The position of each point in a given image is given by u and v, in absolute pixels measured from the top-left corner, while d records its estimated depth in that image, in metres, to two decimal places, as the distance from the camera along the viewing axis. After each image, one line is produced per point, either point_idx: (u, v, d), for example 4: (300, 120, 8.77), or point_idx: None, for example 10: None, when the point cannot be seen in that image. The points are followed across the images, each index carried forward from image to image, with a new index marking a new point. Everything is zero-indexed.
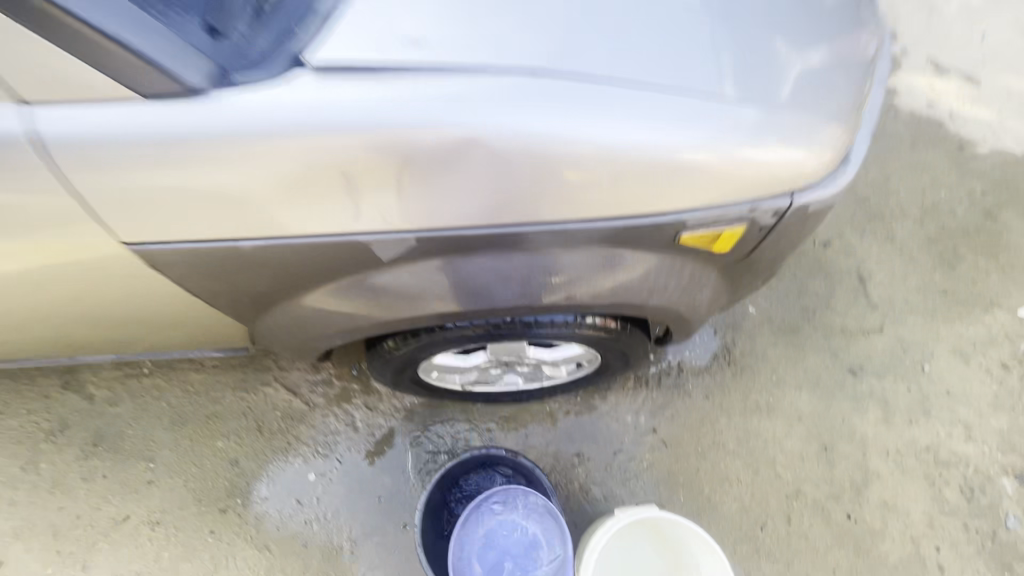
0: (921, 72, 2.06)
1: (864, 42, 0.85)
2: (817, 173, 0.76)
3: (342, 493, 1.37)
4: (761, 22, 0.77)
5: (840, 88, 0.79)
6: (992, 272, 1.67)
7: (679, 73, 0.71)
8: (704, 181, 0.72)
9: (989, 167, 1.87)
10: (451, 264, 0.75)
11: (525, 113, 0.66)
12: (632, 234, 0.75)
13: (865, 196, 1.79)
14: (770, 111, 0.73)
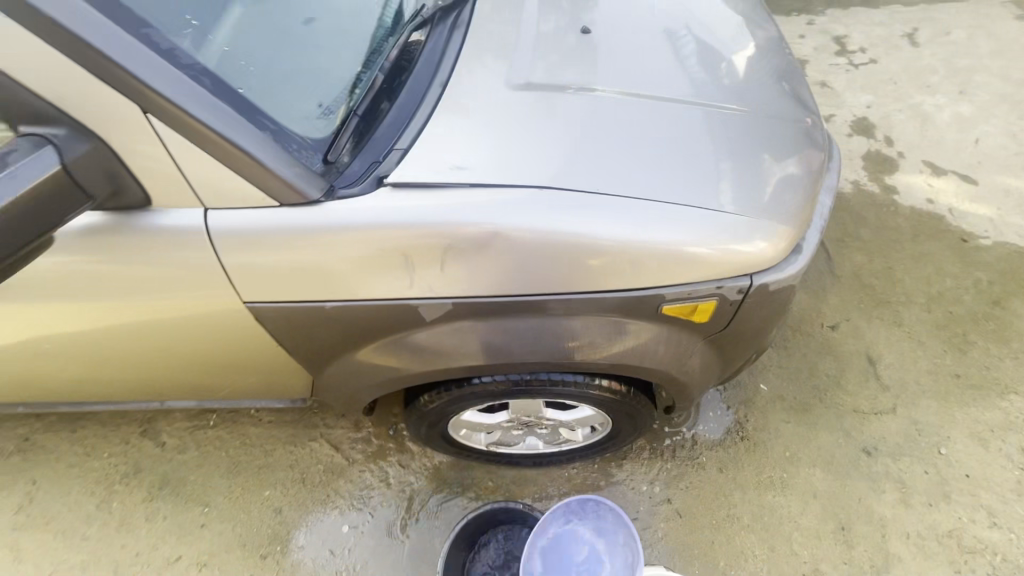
0: (919, 173, 2.24)
1: (815, 159, 1.04)
2: (775, 258, 0.92)
3: (372, 545, 1.47)
4: (735, 144, 0.98)
5: (794, 193, 0.98)
6: (1005, 359, 1.71)
7: (666, 185, 0.90)
8: (684, 264, 0.89)
9: (994, 258, 1.97)
10: (479, 324, 0.93)
11: (547, 216, 0.85)
12: (623, 305, 0.92)
13: (870, 284, 1.91)
14: (741, 212, 0.92)
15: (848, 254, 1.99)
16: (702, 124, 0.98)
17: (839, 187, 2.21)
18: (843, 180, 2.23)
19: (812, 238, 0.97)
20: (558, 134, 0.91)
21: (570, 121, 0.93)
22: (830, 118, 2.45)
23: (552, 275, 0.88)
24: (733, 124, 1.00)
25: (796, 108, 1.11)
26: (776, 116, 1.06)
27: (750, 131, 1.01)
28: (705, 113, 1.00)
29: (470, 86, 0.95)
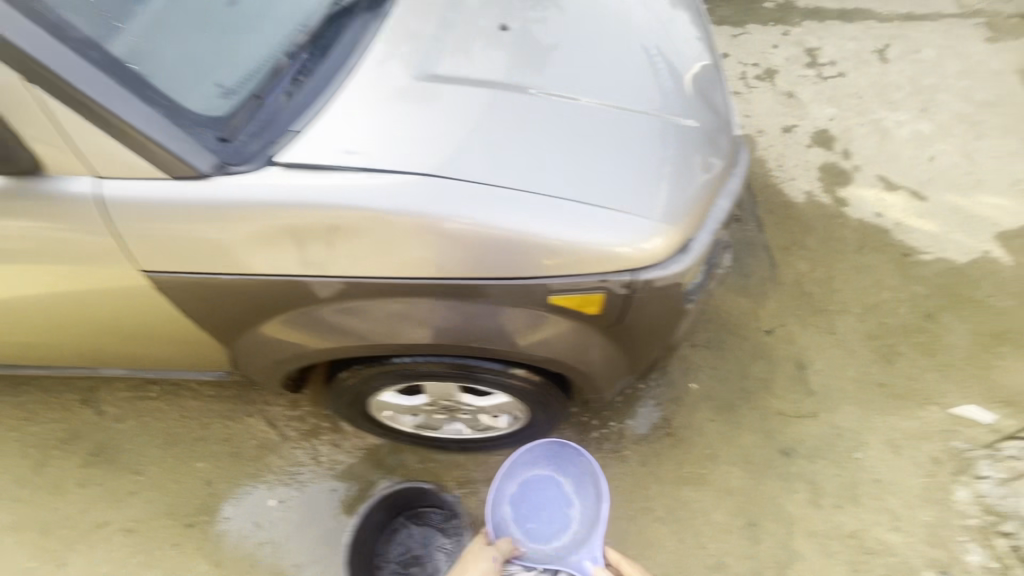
0: (872, 187, 2.28)
1: (721, 165, 1.05)
2: (660, 257, 0.93)
3: (296, 520, 1.51)
4: (661, 153, 0.99)
5: (689, 195, 0.98)
6: (929, 370, 1.76)
7: (558, 179, 0.91)
8: (565, 257, 0.90)
9: (933, 273, 2.02)
10: (368, 304, 0.95)
11: (430, 203, 0.86)
12: (508, 293, 0.93)
13: (810, 292, 1.96)
14: (635, 212, 0.93)
15: (792, 262, 2.04)
16: (636, 132, 0.99)
17: (792, 196, 2.25)
18: (797, 190, 2.28)
19: (703, 240, 0.98)
20: (467, 124, 0.91)
21: (472, 109, 0.93)
22: (792, 129, 2.49)
23: (437, 261, 0.89)
24: (641, 126, 1.00)
25: (713, 115, 1.11)
26: (689, 120, 1.06)
27: (683, 142, 1.02)
28: (613, 111, 1.00)
29: (380, 70, 0.95)
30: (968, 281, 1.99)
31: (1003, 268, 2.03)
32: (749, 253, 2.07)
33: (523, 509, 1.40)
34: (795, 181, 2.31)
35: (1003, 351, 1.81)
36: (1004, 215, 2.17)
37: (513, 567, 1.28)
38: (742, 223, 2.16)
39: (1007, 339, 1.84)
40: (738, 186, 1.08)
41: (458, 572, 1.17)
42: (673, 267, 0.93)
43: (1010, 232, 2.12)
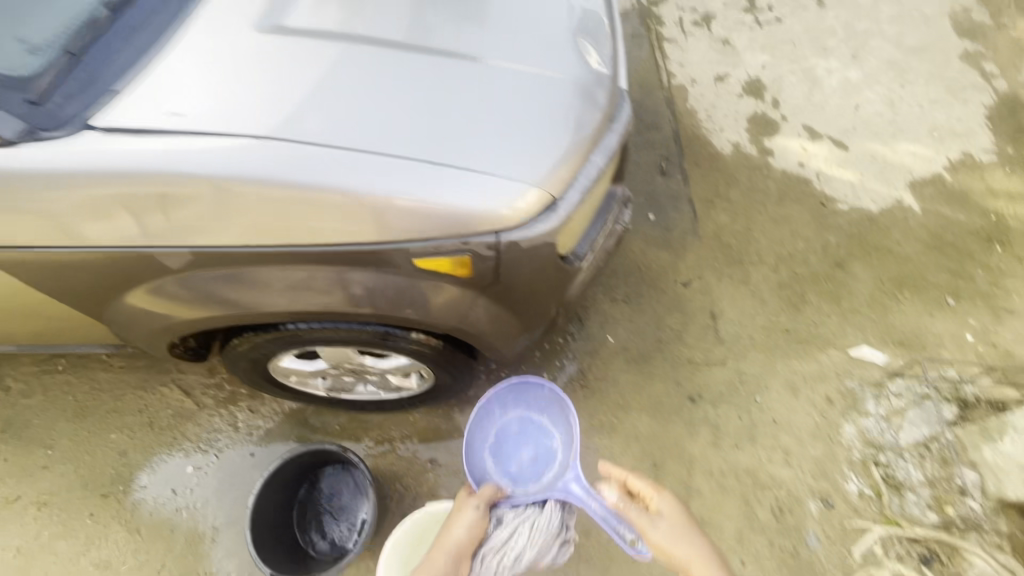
0: (797, 136, 2.30)
1: (595, 120, 1.02)
2: (522, 217, 0.92)
3: (214, 485, 1.53)
4: (526, 109, 0.96)
5: (556, 152, 0.96)
6: (832, 316, 1.85)
7: (410, 140, 0.88)
8: (419, 221, 0.88)
9: (846, 222, 2.08)
10: (226, 273, 0.94)
11: (268, 167, 0.82)
12: (369, 258, 0.92)
13: (728, 243, 2.00)
14: (493, 171, 0.90)
15: (714, 215, 2.07)
16: (500, 86, 0.96)
17: (719, 148, 2.25)
18: (725, 140, 2.27)
19: (570, 199, 0.97)
20: (312, 80, 0.87)
21: (319, 66, 0.88)
22: (725, 77, 2.44)
23: (286, 228, 0.87)
24: (507, 81, 0.97)
25: (594, 68, 1.08)
26: (563, 75, 1.03)
27: (554, 96, 1.00)
28: (477, 66, 0.97)
29: (221, 24, 0.89)
30: (878, 229, 2.06)
31: (912, 215, 2.10)
32: (673, 207, 2.08)
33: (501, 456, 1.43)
34: (723, 131, 2.30)
35: (902, 296, 1.91)
36: (919, 163, 2.23)
37: (500, 509, 1.24)
38: (668, 176, 2.16)
39: (907, 284, 1.93)
40: (615, 143, 1.06)
41: (444, 533, 1.16)
42: (535, 229, 0.93)
43: (922, 180, 2.19)
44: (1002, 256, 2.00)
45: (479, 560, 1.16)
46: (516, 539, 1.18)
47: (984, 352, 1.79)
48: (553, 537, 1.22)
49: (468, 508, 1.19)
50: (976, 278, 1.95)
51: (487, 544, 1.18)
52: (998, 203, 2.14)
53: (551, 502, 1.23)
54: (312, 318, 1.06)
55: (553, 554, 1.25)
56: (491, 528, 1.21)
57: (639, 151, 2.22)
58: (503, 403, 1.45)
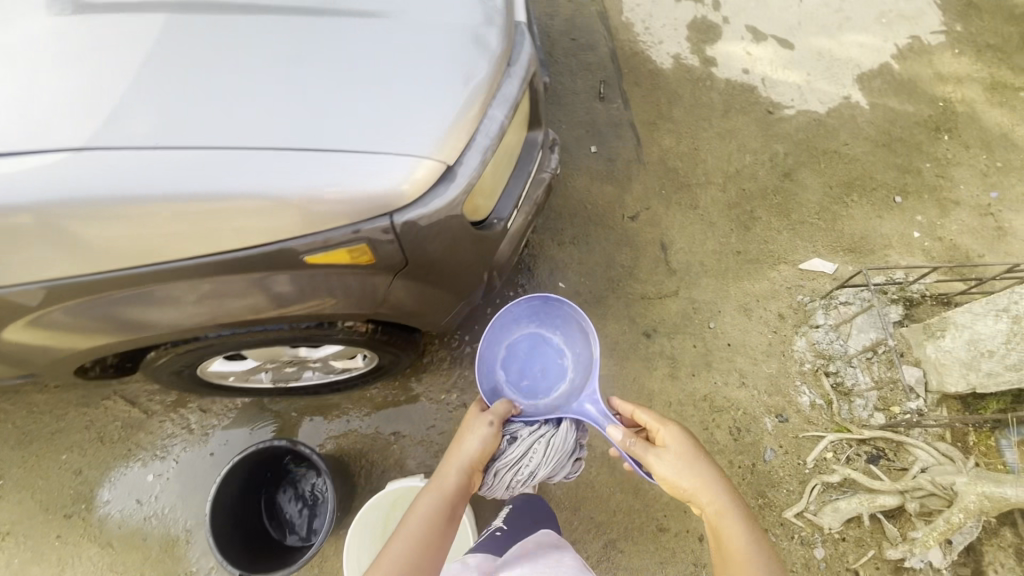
0: (740, 40, 2.15)
1: (489, 67, 0.90)
2: (414, 194, 0.83)
3: (179, 489, 1.51)
4: (399, 67, 0.84)
5: (445, 112, 0.85)
6: (782, 231, 1.82)
7: (271, 126, 0.77)
8: (297, 217, 0.79)
9: (794, 129, 2.00)
10: (101, 298, 0.85)
11: (108, 182, 0.72)
12: (254, 263, 0.84)
13: (674, 168, 1.92)
14: (370, 146, 0.80)
15: (658, 139, 1.96)
16: (365, 44, 0.84)
17: (659, 63, 2.10)
18: (664, 54, 2.12)
19: (469, 163, 0.87)
20: (137, 74, 0.76)
21: (153, 57, 0.77)
22: None
23: (152, 245, 0.78)
24: (372, 36, 0.84)
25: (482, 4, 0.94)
26: (444, 19, 0.89)
27: (433, 46, 0.87)
28: (341, 25, 0.84)
29: (19, 22, 0.77)
30: (825, 132, 1.99)
31: (859, 113, 2.03)
32: (615, 136, 1.97)
33: (511, 371, 1.40)
34: (662, 44, 2.13)
35: (850, 200, 1.88)
36: (866, 54, 2.12)
37: (514, 426, 1.22)
38: (608, 102, 2.03)
39: (856, 187, 1.90)
40: (516, 90, 0.95)
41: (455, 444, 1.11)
42: (432, 204, 0.84)
43: (870, 72, 2.09)
44: (948, 144, 1.96)
45: (492, 474, 1.18)
46: (530, 456, 1.18)
47: (930, 248, 1.80)
48: (566, 455, 1.22)
49: (483, 424, 1.13)
50: (923, 171, 1.92)
51: (501, 460, 1.18)
52: (946, 88, 2.06)
53: (567, 421, 1.22)
54: (221, 328, 0.99)
55: (566, 472, 1.25)
56: (505, 444, 1.20)
57: (574, 78, 2.06)
58: (519, 318, 1.41)
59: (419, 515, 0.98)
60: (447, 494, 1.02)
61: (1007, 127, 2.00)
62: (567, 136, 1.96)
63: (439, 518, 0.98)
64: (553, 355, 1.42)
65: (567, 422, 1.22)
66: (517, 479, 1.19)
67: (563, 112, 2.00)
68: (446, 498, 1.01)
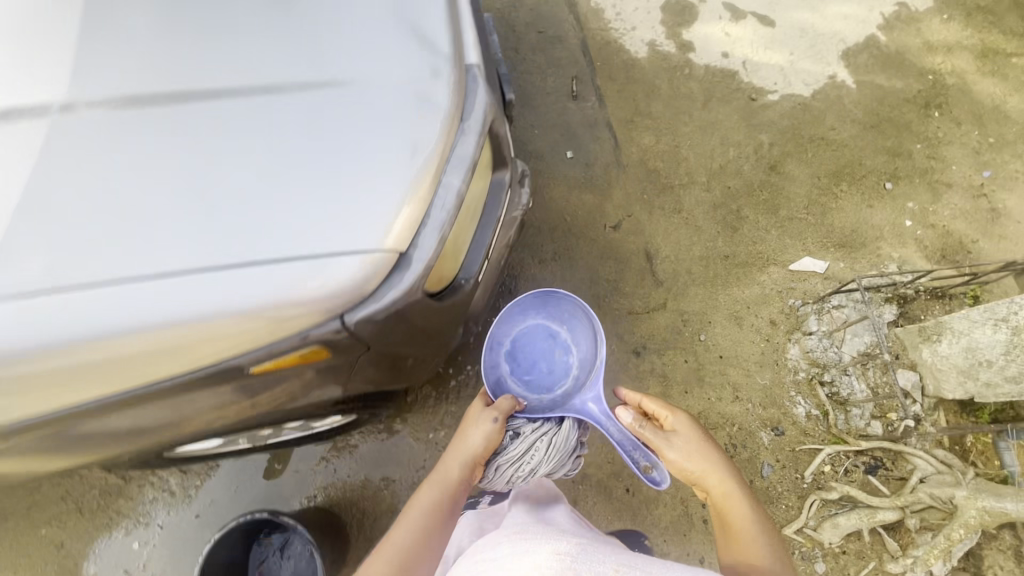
0: (719, 19, 1.99)
1: (438, 131, 0.79)
2: (366, 291, 0.74)
3: (167, 555, 1.47)
4: (334, 155, 0.74)
5: (393, 194, 0.75)
6: (771, 230, 1.75)
7: (199, 242, 0.69)
8: (236, 339, 0.70)
9: (779, 116, 1.89)
10: (29, 432, 0.76)
11: (10, 334, 0.63)
12: (195, 383, 0.75)
13: (655, 169, 1.82)
14: (310, 251, 0.71)
15: (637, 138, 1.85)
16: (292, 136, 0.74)
17: (634, 53, 1.97)
18: (638, 42, 1.98)
19: (426, 243, 0.78)
20: (41, 208, 0.68)
21: (62, 179, 0.69)
22: None
23: (71, 389, 0.68)
24: (300, 123, 0.75)
25: (424, 52, 0.82)
26: (383, 81, 0.78)
27: (371, 123, 0.77)
28: (267, 110, 0.74)
29: None
30: (812, 117, 1.89)
31: (846, 93, 1.91)
32: (591, 138, 1.85)
33: (516, 364, 1.37)
34: (635, 30, 1.98)
35: (839, 190, 1.80)
36: (851, 26, 1.99)
37: (516, 421, 1.18)
38: (582, 101, 1.90)
39: (844, 176, 1.81)
40: (473, 148, 0.84)
41: (458, 438, 1.13)
42: (387, 298, 0.76)
43: (856, 47, 1.96)
44: (939, 122, 1.86)
45: (493, 468, 1.14)
46: (532, 454, 1.14)
47: (922, 237, 1.73)
48: (568, 453, 1.18)
49: (486, 420, 1.13)
50: (914, 153, 1.83)
51: (502, 455, 1.14)
52: (936, 59, 1.95)
53: (569, 419, 1.18)
54: (177, 429, 0.91)
55: (566, 470, 1.21)
56: (506, 440, 1.16)
57: (544, 77, 1.93)
58: (527, 309, 1.37)
59: (418, 510, 1.00)
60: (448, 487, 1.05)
61: (1000, 99, 1.90)
62: (541, 141, 1.85)
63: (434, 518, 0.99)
64: (560, 350, 1.38)
65: (569, 420, 1.17)
66: (518, 475, 1.15)
67: (534, 115, 1.88)
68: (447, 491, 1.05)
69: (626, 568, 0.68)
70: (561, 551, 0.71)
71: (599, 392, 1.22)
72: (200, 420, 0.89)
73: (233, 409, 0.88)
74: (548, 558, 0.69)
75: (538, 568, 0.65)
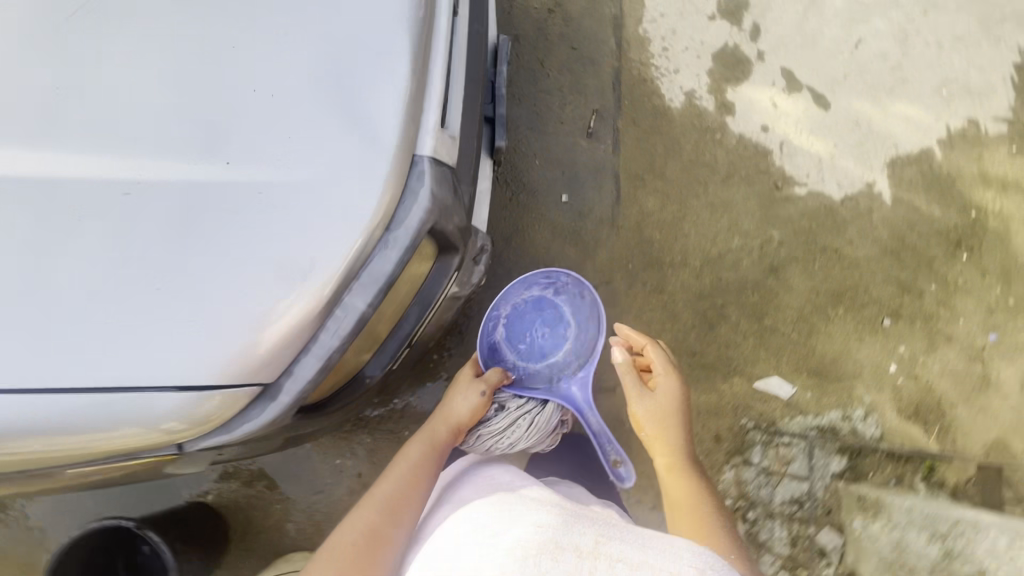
0: (771, 86, 1.78)
1: (346, 252, 0.69)
2: (221, 420, 0.72)
3: (44, 513, 1.42)
4: (213, 274, 0.67)
5: (276, 322, 0.68)
6: (749, 337, 1.64)
7: (56, 353, 0.66)
8: (73, 451, 0.71)
9: (799, 213, 1.72)
10: None
11: None
12: (40, 469, 0.76)
13: (649, 238, 1.68)
14: (162, 379, 0.68)
15: (641, 199, 1.70)
16: (172, 245, 0.67)
17: (667, 100, 1.76)
18: (676, 88, 1.77)
19: (300, 375, 0.72)
20: None
21: None
22: None
23: None
24: (186, 232, 0.67)
25: (352, 154, 0.70)
26: (292, 189, 0.68)
27: (264, 241, 0.68)
28: (153, 209, 0.67)
29: None
30: (833, 224, 1.72)
31: (879, 207, 1.73)
32: (593, 186, 1.70)
33: (513, 330, 1.39)
34: (677, 75, 1.78)
35: (834, 313, 1.67)
36: (910, 132, 1.78)
37: (502, 394, 1.26)
38: (596, 140, 1.72)
39: (844, 298, 1.68)
40: (392, 266, 0.72)
41: (443, 402, 1.21)
42: (244, 428, 0.74)
43: (906, 157, 1.76)
44: (964, 267, 1.70)
45: (474, 435, 1.22)
46: (512, 429, 1.22)
47: (901, 387, 1.62)
48: (547, 432, 1.27)
49: (471, 390, 1.21)
50: (925, 294, 1.68)
51: (485, 426, 1.22)
52: (985, 194, 1.75)
53: (554, 403, 1.26)
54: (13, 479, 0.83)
55: (544, 445, 1.30)
56: (491, 412, 1.23)
57: (563, 102, 1.74)
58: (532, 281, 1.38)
59: (408, 461, 1.10)
60: (435, 446, 1.14)
61: None
62: (539, 176, 1.69)
63: (414, 471, 1.08)
64: (559, 323, 1.40)
65: (553, 404, 1.26)
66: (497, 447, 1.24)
67: (541, 143, 1.71)
68: (434, 448, 1.13)
69: (602, 541, 0.80)
70: (542, 525, 0.81)
71: (586, 379, 1.30)
72: (39, 477, 0.82)
73: (76, 474, 0.81)
74: (531, 532, 0.79)
75: (520, 542, 0.76)
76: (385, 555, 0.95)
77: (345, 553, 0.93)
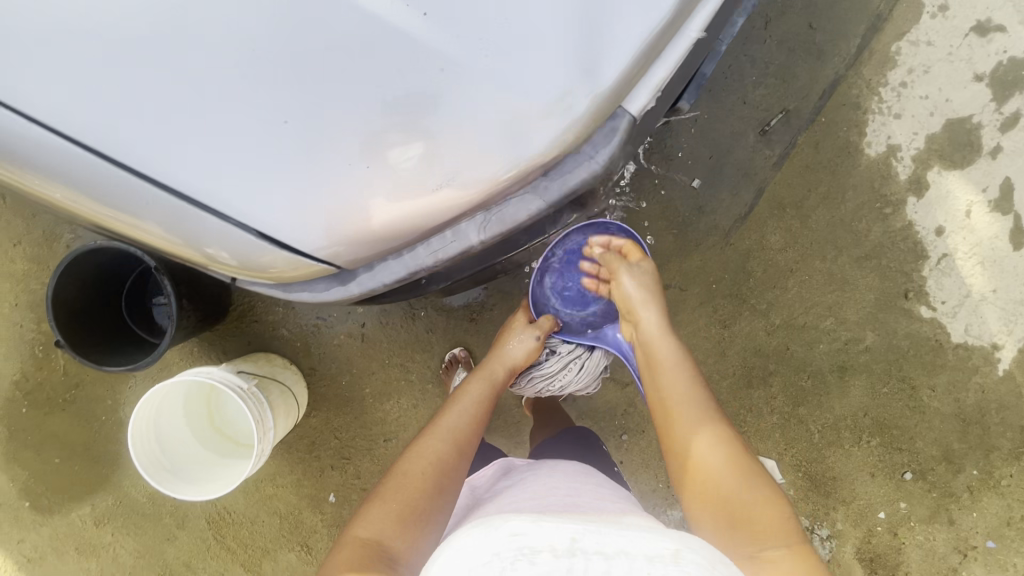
0: (979, 190, 1.50)
1: (489, 185, 0.68)
2: (298, 272, 0.78)
3: None
4: (354, 141, 0.62)
5: (390, 212, 0.69)
6: (774, 414, 1.58)
7: (155, 135, 0.62)
8: (156, 233, 0.77)
9: (907, 333, 1.55)
10: None
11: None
12: (116, 224, 0.80)
13: (748, 271, 1.53)
14: (267, 216, 0.68)
15: (766, 229, 1.51)
16: (323, 89, 0.59)
17: (866, 142, 1.49)
18: (884, 135, 1.49)
19: (389, 271, 0.79)
20: None
21: None
22: (986, 33, 1.46)
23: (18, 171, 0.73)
24: (343, 81, 0.58)
25: (549, 86, 0.61)
26: (471, 89, 0.60)
27: (417, 132, 0.62)
28: (309, 25, 0.56)
29: None
30: (930, 362, 1.55)
31: (987, 374, 1.55)
32: (731, 188, 1.50)
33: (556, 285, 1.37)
34: (895, 121, 1.49)
35: (864, 440, 1.58)
36: None
37: (552, 340, 1.34)
38: (765, 142, 1.48)
39: (885, 432, 1.58)
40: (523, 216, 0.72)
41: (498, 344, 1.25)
42: (328, 289, 0.82)
43: None
44: (1018, 472, 1.58)
45: (528, 377, 1.35)
46: (562, 370, 1.34)
47: (875, 533, 1.60)
48: (595, 375, 1.38)
49: (525, 338, 1.25)
50: (961, 473, 1.58)
51: (538, 370, 1.34)
52: None
53: (599, 349, 1.33)
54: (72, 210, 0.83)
55: (589, 388, 1.43)
56: (543, 358, 1.34)
57: (759, 81, 1.47)
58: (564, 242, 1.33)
59: (471, 397, 1.13)
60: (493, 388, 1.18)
61: None
62: (685, 146, 1.48)
63: (474, 405, 1.12)
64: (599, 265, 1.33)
65: (600, 351, 1.34)
66: (546, 386, 1.37)
67: (709, 112, 1.48)
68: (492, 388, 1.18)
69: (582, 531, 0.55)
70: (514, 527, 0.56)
71: None
72: (100, 222, 0.82)
73: (135, 237, 0.84)
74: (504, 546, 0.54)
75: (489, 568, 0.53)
76: (448, 488, 0.96)
77: (417, 481, 0.95)
